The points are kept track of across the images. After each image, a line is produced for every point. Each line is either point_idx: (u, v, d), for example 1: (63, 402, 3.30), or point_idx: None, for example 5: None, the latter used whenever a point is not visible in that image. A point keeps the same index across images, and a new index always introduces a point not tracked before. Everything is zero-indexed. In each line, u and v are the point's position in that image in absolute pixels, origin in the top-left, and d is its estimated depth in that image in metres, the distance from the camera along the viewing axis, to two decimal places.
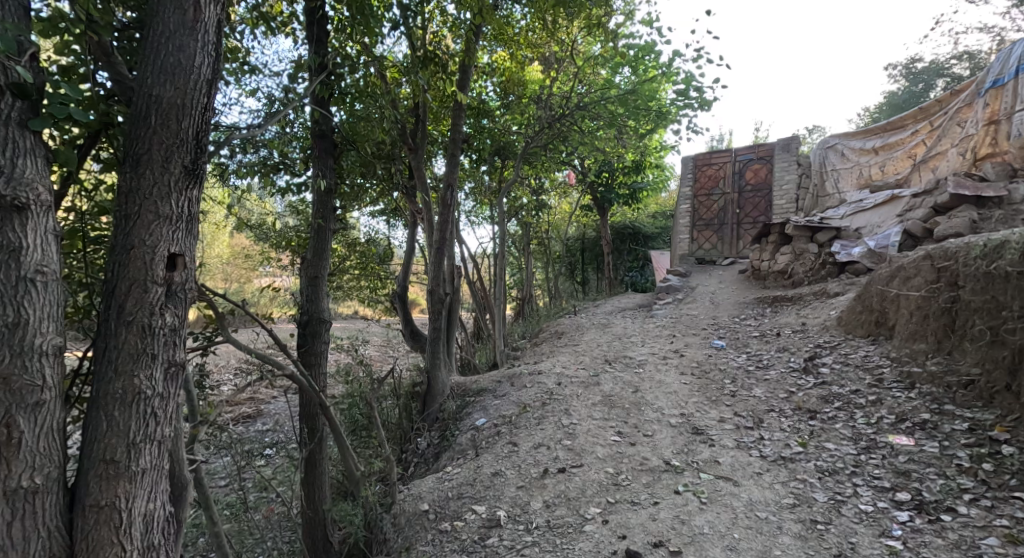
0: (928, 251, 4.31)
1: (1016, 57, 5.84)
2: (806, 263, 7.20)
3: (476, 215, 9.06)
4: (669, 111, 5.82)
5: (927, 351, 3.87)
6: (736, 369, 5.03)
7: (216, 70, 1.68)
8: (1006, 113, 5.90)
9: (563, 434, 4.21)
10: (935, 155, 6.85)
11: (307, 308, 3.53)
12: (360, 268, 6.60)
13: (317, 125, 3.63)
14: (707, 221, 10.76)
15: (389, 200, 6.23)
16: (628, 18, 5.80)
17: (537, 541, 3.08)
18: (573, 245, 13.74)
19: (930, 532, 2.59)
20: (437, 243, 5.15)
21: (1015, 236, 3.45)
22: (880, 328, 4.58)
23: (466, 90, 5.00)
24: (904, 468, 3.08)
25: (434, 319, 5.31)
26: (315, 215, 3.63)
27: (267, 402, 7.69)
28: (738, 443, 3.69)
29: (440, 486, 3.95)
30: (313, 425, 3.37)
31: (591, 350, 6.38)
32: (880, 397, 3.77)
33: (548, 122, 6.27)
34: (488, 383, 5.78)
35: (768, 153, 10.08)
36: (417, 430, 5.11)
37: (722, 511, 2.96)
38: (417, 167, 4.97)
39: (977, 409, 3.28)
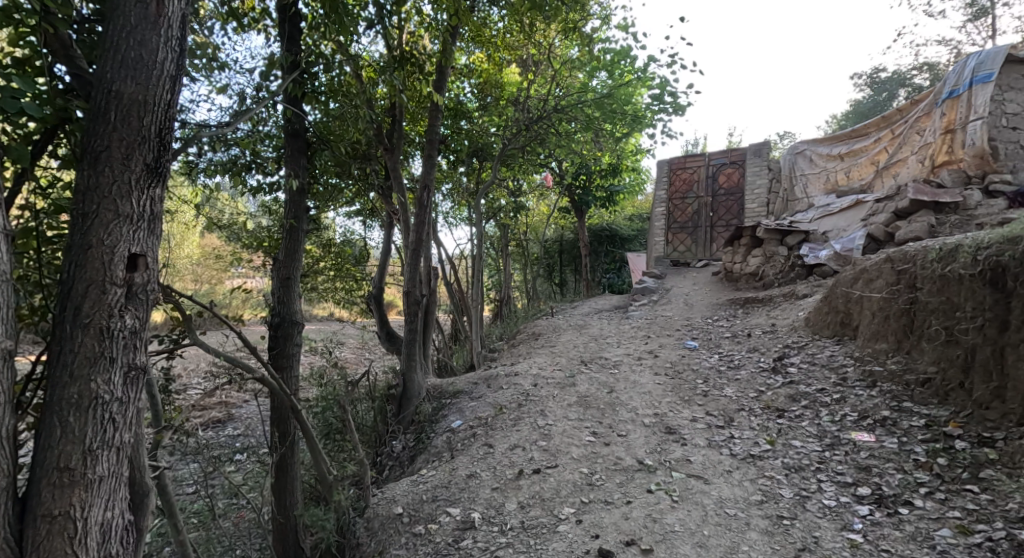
0: (889, 254, 4.46)
1: (970, 69, 6.10)
2: (776, 266, 7.40)
3: (453, 216, 9.03)
4: (644, 116, 5.93)
5: (888, 351, 4.01)
6: (709, 369, 5.13)
7: (180, 66, 1.65)
8: (961, 122, 6.15)
9: (538, 435, 4.23)
10: (896, 162, 7.11)
11: (278, 310, 3.46)
12: (336, 269, 6.51)
13: (290, 124, 3.58)
14: (682, 224, 10.96)
15: (365, 200, 6.17)
16: (604, 23, 5.89)
17: (511, 542, 3.09)
18: (550, 246, 13.81)
19: (889, 525, 2.68)
20: (413, 244, 5.12)
21: (968, 240, 3.57)
22: (845, 329, 4.73)
23: (443, 91, 5.00)
24: (866, 463, 3.18)
25: (410, 320, 5.27)
26: (288, 215, 3.56)
27: (238, 406, 7.52)
28: (709, 442, 3.77)
29: (415, 489, 3.92)
30: (284, 429, 3.32)
31: (567, 351, 6.42)
32: (844, 395, 3.90)
33: (526, 125, 6.32)
34: (465, 385, 5.77)
35: (740, 158, 10.31)
36: (392, 433, 5.07)
37: (693, 509, 3.02)
38: (393, 167, 4.94)
39: (933, 406, 3.42)
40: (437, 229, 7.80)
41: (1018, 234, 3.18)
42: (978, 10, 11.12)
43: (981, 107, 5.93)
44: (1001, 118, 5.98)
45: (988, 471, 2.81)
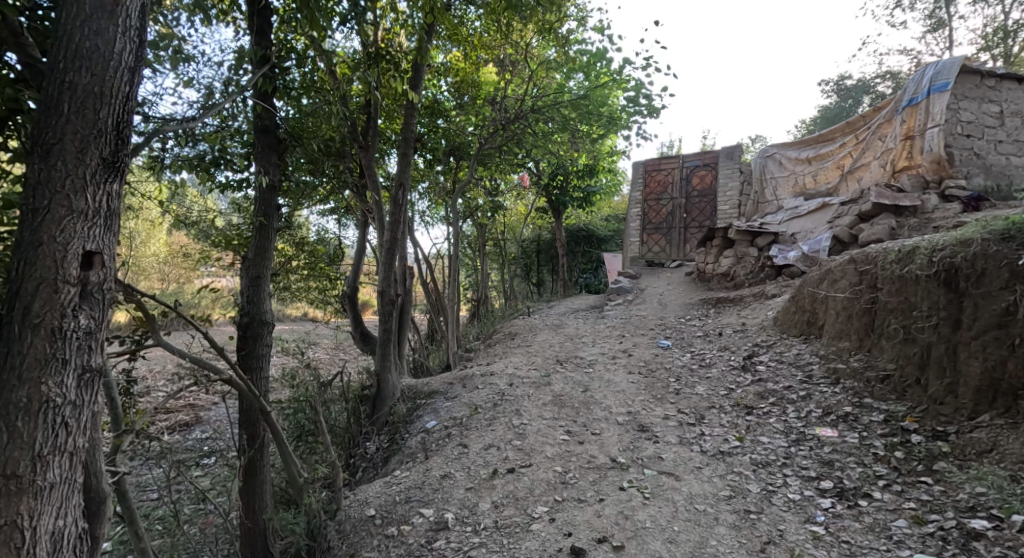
0: (853, 255, 4.60)
1: (928, 78, 6.32)
2: (747, 266, 7.59)
3: (430, 215, 8.97)
4: (620, 117, 5.99)
5: (851, 349, 4.15)
6: (681, 368, 5.22)
7: (139, 57, 1.60)
8: (920, 129, 6.39)
9: (513, 434, 4.24)
10: (860, 166, 7.34)
11: (248, 309, 3.38)
12: (309, 268, 6.41)
13: (260, 120, 3.49)
14: (656, 225, 11.15)
15: (339, 198, 6.09)
16: (580, 25, 5.93)
17: (484, 542, 3.09)
18: (528, 246, 13.84)
19: (849, 517, 2.78)
20: (388, 243, 5.06)
21: (925, 243, 3.71)
22: (811, 328, 4.86)
23: (419, 89, 4.96)
24: (829, 458, 3.29)
25: (384, 320, 5.21)
26: (258, 214, 3.48)
27: (206, 408, 7.32)
28: (681, 439, 3.83)
29: (388, 490, 3.88)
30: (252, 431, 3.25)
31: (543, 351, 6.45)
32: (809, 393, 4.01)
33: (502, 124, 6.32)
34: (440, 385, 5.74)
35: (713, 160, 10.50)
36: (366, 434, 5.01)
37: (664, 505, 3.07)
38: (368, 165, 4.87)
39: (891, 401, 3.55)
40: (414, 228, 7.74)
41: (969, 237, 3.32)
42: (936, 21, 11.56)
43: (938, 114, 6.15)
44: (956, 125, 6.20)
45: (941, 463, 2.93)
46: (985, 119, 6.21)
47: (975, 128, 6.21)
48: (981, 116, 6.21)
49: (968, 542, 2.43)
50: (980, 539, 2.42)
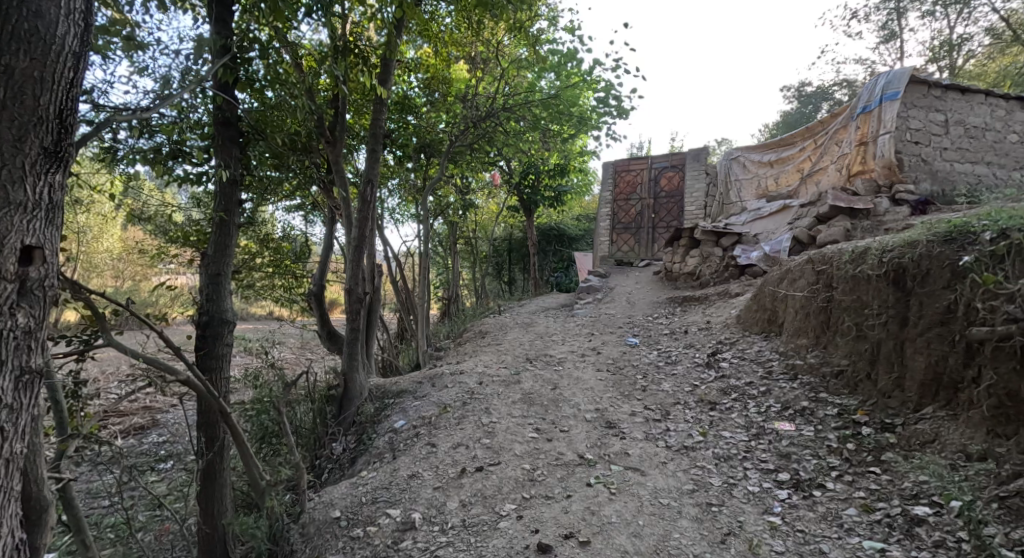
0: (811, 255, 4.77)
1: (881, 87, 6.59)
2: (712, 265, 7.79)
3: (400, 212, 8.87)
4: (590, 118, 6.05)
5: (808, 345, 4.30)
6: (648, 365, 5.31)
7: (85, 43, 1.54)
8: (873, 136, 6.66)
9: (482, 432, 4.24)
10: (818, 170, 7.62)
11: (207, 308, 3.28)
12: (274, 265, 6.27)
13: (221, 112, 3.38)
14: (626, 225, 11.31)
15: (306, 194, 5.96)
16: (551, 24, 5.96)
17: (451, 541, 3.08)
18: (499, 245, 13.84)
19: (804, 507, 2.89)
20: (356, 240, 4.98)
21: (876, 244, 3.88)
22: (772, 326, 5.01)
23: (388, 85, 4.89)
24: (786, 450, 3.40)
25: (352, 319, 5.13)
26: (218, 209, 3.37)
27: (163, 411, 7.05)
28: (647, 435, 3.90)
29: (354, 491, 3.82)
30: (211, 434, 3.15)
31: (513, 349, 6.46)
32: (769, 388, 4.15)
33: (473, 122, 6.29)
34: (409, 383, 5.68)
35: (680, 162, 10.71)
36: (332, 435, 4.92)
37: (629, 500, 3.12)
38: (335, 160, 4.77)
39: (845, 396, 3.69)
40: (383, 226, 7.64)
41: (915, 239, 3.49)
42: (888, 33, 12.10)
43: (889, 122, 6.43)
44: (906, 132, 6.47)
45: (888, 453, 3.07)
46: (931, 127, 6.50)
47: (923, 136, 6.49)
48: (928, 124, 6.49)
49: (911, 528, 2.56)
50: (921, 524, 2.56)
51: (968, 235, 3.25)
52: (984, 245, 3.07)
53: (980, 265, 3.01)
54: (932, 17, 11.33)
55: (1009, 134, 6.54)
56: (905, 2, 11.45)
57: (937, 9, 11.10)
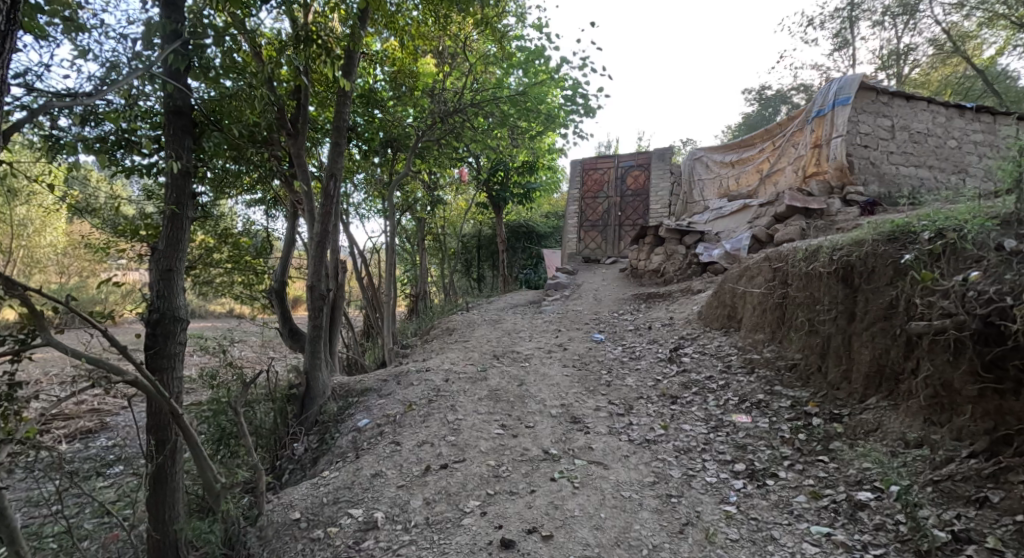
0: (768, 253, 4.92)
1: (833, 92, 6.86)
2: (676, 263, 7.99)
3: (366, 207, 8.71)
4: (558, 115, 6.05)
5: (764, 340, 4.45)
6: (613, 361, 5.39)
7: (11, 24, 1.46)
8: (826, 139, 6.94)
9: (447, 430, 4.21)
10: (776, 171, 7.89)
11: (158, 305, 3.13)
12: (233, 262, 6.06)
13: (172, 100, 3.25)
14: (593, 222, 11.44)
15: (267, 187, 5.77)
16: (519, 21, 5.96)
17: (414, 539, 3.06)
18: (468, 242, 13.75)
19: (758, 496, 2.99)
20: (318, 235, 4.85)
21: (827, 242, 4.04)
22: (731, 321, 5.15)
23: (352, 77, 4.78)
24: (742, 441, 3.51)
25: (314, 316, 5.00)
26: (169, 202, 3.21)
27: (112, 414, 6.73)
28: (610, 429, 3.96)
29: (315, 492, 3.75)
30: (161, 436, 3.03)
31: (480, 346, 6.44)
32: (727, 382, 4.27)
33: (440, 117, 6.17)
34: (374, 382, 5.58)
35: (646, 161, 10.89)
36: (293, 435, 4.80)
37: (592, 493, 3.16)
38: (297, 153, 4.63)
39: (798, 388, 3.83)
40: (348, 221, 7.49)
41: (863, 238, 3.65)
42: (841, 41, 12.59)
43: (841, 126, 6.71)
44: (856, 136, 6.76)
45: (835, 442, 3.20)
46: (879, 132, 6.81)
47: (872, 140, 6.79)
48: (876, 129, 6.80)
49: (855, 512, 2.68)
50: (864, 508, 2.68)
51: (909, 235, 3.42)
52: (923, 244, 3.24)
53: (919, 263, 3.18)
54: (881, 27, 11.85)
55: (949, 140, 6.90)
56: (856, 11, 11.94)
57: (885, 19, 11.61)
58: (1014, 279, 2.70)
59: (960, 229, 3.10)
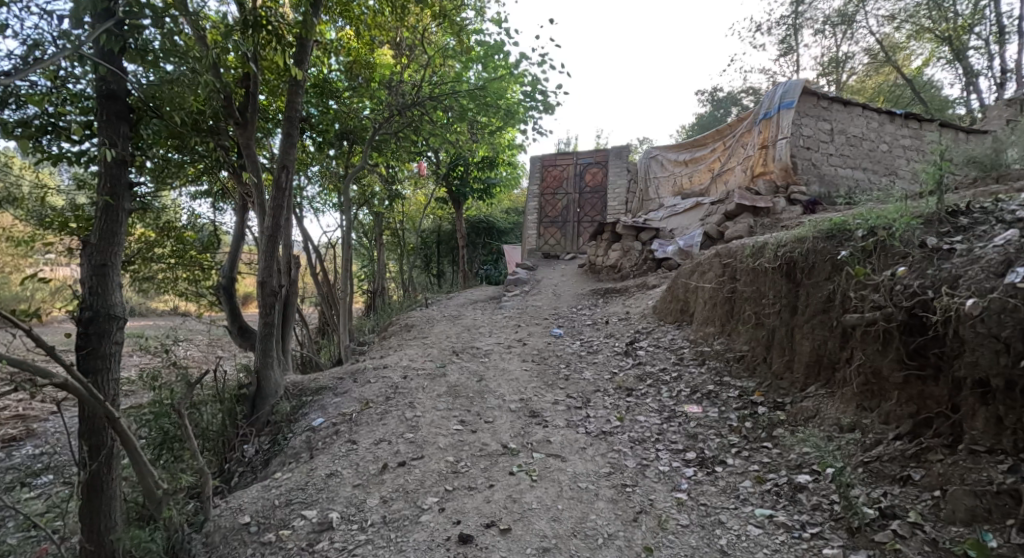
0: (718, 250, 5.10)
1: (779, 96, 7.15)
2: (632, 259, 8.17)
3: (321, 201, 8.47)
4: (518, 111, 5.98)
5: (714, 334, 4.62)
6: (572, 355, 5.46)
7: None
8: (773, 141, 7.23)
9: (405, 427, 4.17)
10: (726, 171, 8.18)
11: (91, 302, 2.96)
12: (177, 257, 5.78)
13: (105, 83, 3.05)
14: (552, 219, 11.53)
15: (214, 178, 5.54)
16: (478, 15, 5.93)
17: (370, 538, 3.01)
18: (428, 237, 13.51)
19: (707, 482, 3.12)
20: (269, 229, 4.67)
21: (772, 239, 4.23)
22: (684, 315, 5.32)
23: (304, 65, 4.62)
24: (694, 431, 3.63)
25: (265, 313, 4.83)
26: (103, 191, 3.02)
27: (40, 420, 6.28)
28: (568, 422, 4.02)
29: (266, 494, 3.62)
30: (96, 442, 2.87)
31: (439, 342, 6.39)
32: (680, 373, 4.42)
33: (398, 110, 6.08)
34: (330, 380, 5.44)
35: (603, 159, 11.08)
36: (243, 437, 4.63)
37: (550, 486, 3.21)
38: (246, 144, 4.43)
39: (744, 378, 4.00)
40: (302, 215, 7.25)
41: (804, 235, 3.83)
42: (787, 47, 13.16)
43: (786, 128, 7.01)
44: (799, 138, 7.08)
45: (778, 429, 3.36)
46: (820, 134, 7.16)
47: (813, 142, 7.13)
48: (817, 132, 7.15)
49: (795, 495, 2.83)
50: (803, 490, 2.83)
51: (845, 232, 3.61)
52: (857, 241, 3.43)
53: (854, 258, 3.36)
54: (822, 35, 12.45)
55: (882, 144, 7.34)
56: (800, 19, 12.49)
57: (826, 28, 12.20)
58: (935, 273, 2.90)
59: (889, 227, 3.30)
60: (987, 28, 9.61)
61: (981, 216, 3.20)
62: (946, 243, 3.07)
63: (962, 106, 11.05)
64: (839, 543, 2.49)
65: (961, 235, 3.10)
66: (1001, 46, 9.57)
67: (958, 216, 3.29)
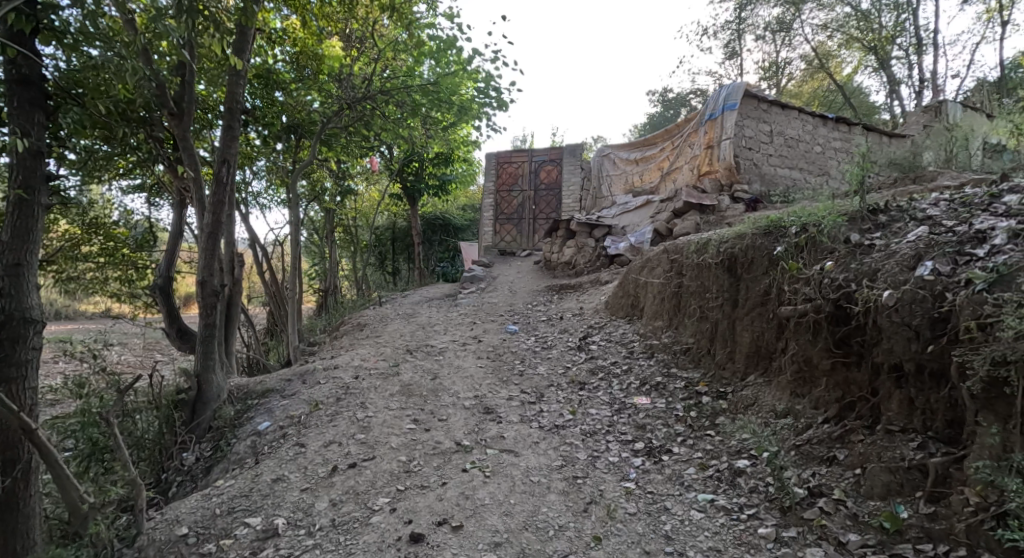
0: (666, 246, 5.26)
1: (723, 97, 7.41)
2: (586, 255, 8.32)
3: (268, 197, 8.15)
4: (471, 107, 5.96)
5: (663, 327, 4.77)
6: (526, 351, 5.49)
7: None
8: (718, 141, 7.49)
9: (356, 428, 4.07)
10: (674, 169, 8.44)
11: (2, 305, 2.71)
12: (108, 256, 5.41)
13: (15, 67, 2.80)
14: (508, 215, 11.56)
15: (148, 172, 5.22)
16: (431, 9, 5.85)
17: (318, 543, 2.93)
18: (382, 234, 13.27)
19: (654, 471, 3.22)
20: (208, 227, 4.44)
21: (715, 235, 4.39)
22: (634, 310, 5.46)
23: (245, 55, 4.41)
24: (642, 422, 3.74)
25: (206, 314, 4.60)
26: (17, 185, 2.78)
27: None
28: (522, 418, 4.04)
29: (205, 504, 3.45)
30: (10, 457, 2.66)
31: (393, 341, 6.28)
32: (630, 366, 4.53)
33: (348, 103, 5.87)
34: (276, 382, 5.24)
35: (558, 156, 11.20)
36: (182, 444, 4.41)
37: (503, 481, 3.22)
38: (181, 137, 4.14)
39: (690, 369, 4.15)
40: (246, 211, 6.94)
41: (744, 232, 4.00)
42: (731, 51, 13.70)
43: (729, 130, 7.29)
44: (742, 139, 7.36)
45: (720, 418, 3.50)
46: (760, 136, 7.47)
47: (754, 143, 7.44)
48: (758, 133, 7.45)
49: (734, 479, 2.97)
50: (741, 475, 2.97)
51: (781, 228, 3.79)
52: (791, 237, 3.61)
53: (788, 254, 3.54)
54: (763, 40, 13.04)
55: (815, 146, 7.76)
56: (743, 25, 13.01)
57: (767, 34, 12.78)
58: (858, 267, 3.09)
59: (819, 224, 3.49)
60: (907, 40, 10.34)
61: (897, 214, 3.43)
62: (867, 240, 3.28)
63: (886, 111, 11.87)
64: (772, 522, 2.63)
65: (880, 232, 3.31)
66: (920, 56, 10.32)
67: (879, 214, 3.51)
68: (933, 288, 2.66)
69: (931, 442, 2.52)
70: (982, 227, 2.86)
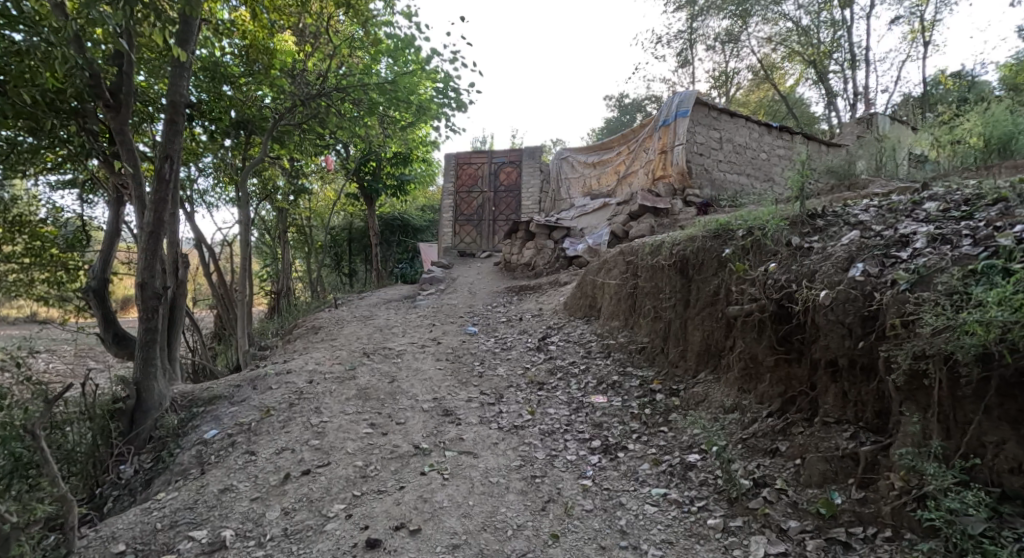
0: (622, 248, 5.39)
1: (676, 104, 7.65)
2: (545, 257, 8.40)
3: (216, 194, 7.84)
4: (430, 107, 5.93)
5: (619, 327, 4.88)
6: (486, 352, 5.49)
7: None
8: (671, 146, 7.72)
9: (311, 434, 3.97)
10: (630, 173, 8.64)
11: None
12: (34, 257, 5.08)
13: None
14: (467, 216, 11.53)
15: (80, 167, 4.94)
16: (389, 7, 5.78)
17: (269, 553, 2.84)
18: (338, 234, 12.98)
19: (610, 468, 3.29)
20: (149, 226, 4.23)
21: (668, 238, 4.53)
22: (592, 310, 5.56)
23: (190, 47, 4.22)
24: (599, 420, 3.81)
25: (147, 318, 4.39)
26: None
27: None
28: (481, 419, 4.05)
29: (145, 518, 3.29)
30: None
31: (349, 344, 6.15)
32: (588, 366, 4.61)
33: (302, 100, 5.66)
34: (224, 388, 5.03)
35: (517, 158, 11.25)
36: (120, 456, 4.18)
37: (461, 483, 3.21)
38: (118, 129, 3.91)
39: (644, 368, 4.27)
40: (191, 210, 6.66)
41: (695, 235, 4.15)
42: (683, 59, 14.16)
43: (681, 135, 7.53)
44: (693, 144, 7.62)
45: (673, 414, 3.62)
46: (710, 142, 7.76)
47: (705, 149, 7.71)
48: (708, 140, 7.74)
49: (686, 473, 3.07)
50: (692, 469, 3.08)
51: (729, 231, 3.96)
52: (738, 240, 3.77)
53: (735, 255, 3.70)
54: (713, 50, 13.55)
55: (761, 153, 8.13)
56: (694, 35, 13.47)
57: (716, 44, 13.28)
58: (798, 268, 3.25)
59: (763, 228, 3.67)
60: (843, 55, 10.99)
61: (833, 219, 3.64)
62: (806, 242, 3.46)
63: (825, 122, 12.55)
64: (720, 513, 2.74)
65: (818, 235, 3.51)
66: (854, 71, 10.99)
67: (817, 218, 3.72)
68: (863, 288, 2.84)
69: (863, 432, 2.68)
70: (906, 231, 3.07)
